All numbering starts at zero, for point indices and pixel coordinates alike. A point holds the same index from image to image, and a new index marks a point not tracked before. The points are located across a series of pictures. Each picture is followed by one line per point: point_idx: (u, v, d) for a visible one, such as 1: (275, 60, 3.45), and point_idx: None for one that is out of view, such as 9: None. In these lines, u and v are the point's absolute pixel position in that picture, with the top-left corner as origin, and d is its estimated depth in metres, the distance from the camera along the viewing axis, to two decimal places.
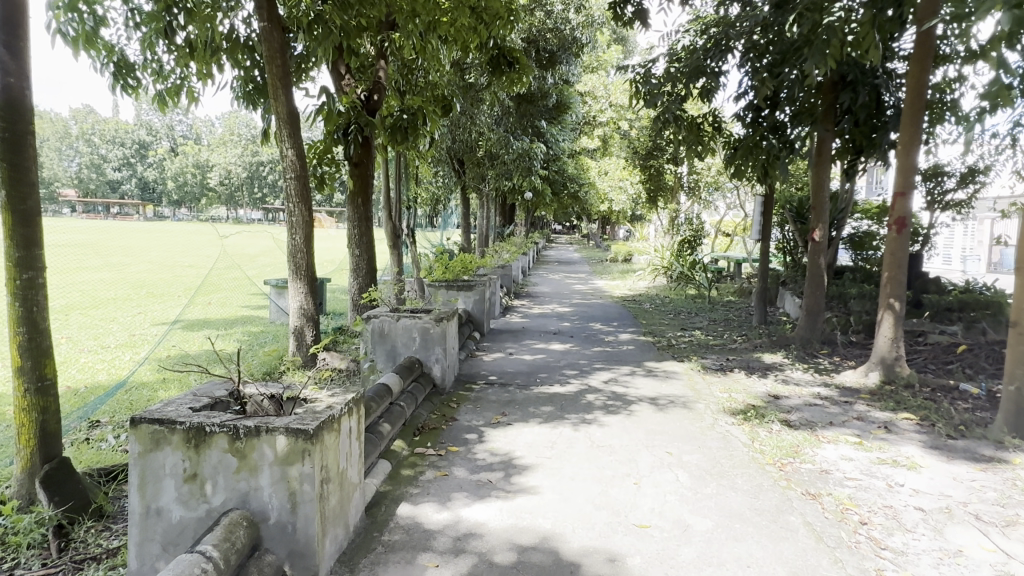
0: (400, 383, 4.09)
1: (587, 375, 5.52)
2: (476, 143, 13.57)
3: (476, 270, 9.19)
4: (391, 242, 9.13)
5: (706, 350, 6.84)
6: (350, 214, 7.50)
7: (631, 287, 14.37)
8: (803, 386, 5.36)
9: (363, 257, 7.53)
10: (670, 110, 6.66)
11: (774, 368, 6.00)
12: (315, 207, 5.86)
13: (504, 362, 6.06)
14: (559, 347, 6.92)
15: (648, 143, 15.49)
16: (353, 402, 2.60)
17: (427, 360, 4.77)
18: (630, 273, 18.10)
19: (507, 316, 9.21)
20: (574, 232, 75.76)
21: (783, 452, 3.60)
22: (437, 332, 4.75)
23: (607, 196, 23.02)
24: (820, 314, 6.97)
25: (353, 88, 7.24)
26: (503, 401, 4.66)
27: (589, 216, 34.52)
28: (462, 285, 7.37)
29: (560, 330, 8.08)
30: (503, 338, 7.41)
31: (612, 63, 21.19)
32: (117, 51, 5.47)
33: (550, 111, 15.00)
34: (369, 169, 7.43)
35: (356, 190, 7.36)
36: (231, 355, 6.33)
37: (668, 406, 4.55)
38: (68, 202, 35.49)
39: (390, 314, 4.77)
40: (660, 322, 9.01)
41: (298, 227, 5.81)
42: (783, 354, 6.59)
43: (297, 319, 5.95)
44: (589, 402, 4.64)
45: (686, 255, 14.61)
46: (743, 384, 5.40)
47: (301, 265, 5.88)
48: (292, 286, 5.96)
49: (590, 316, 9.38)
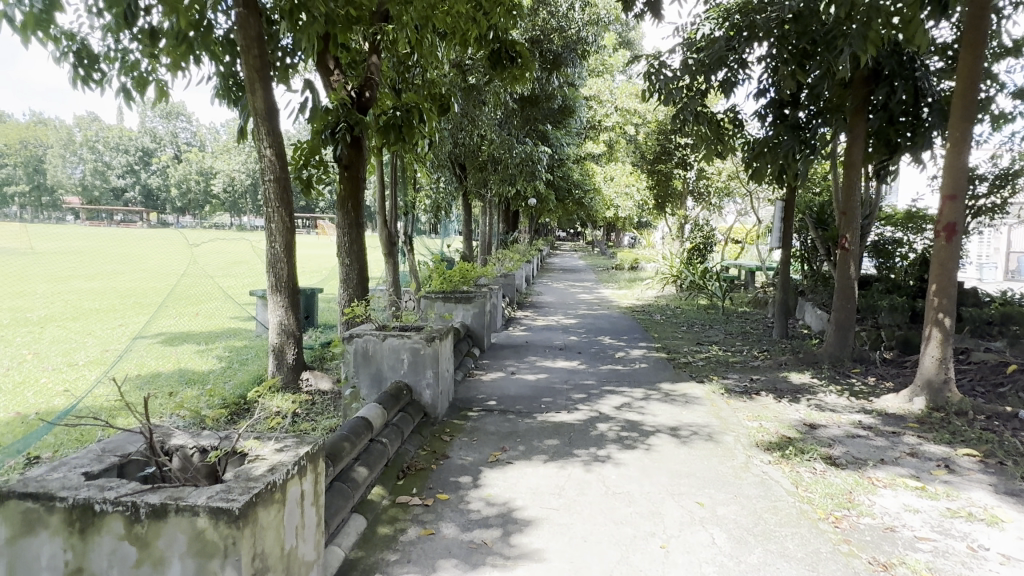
0: (384, 415, 3.53)
1: (597, 399, 4.94)
2: (479, 147, 13.03)
3: (476, 280, 8.66)
4: (387, 249, 8.60)
5: (726, 368, 6.25)
6: (340, 220, 6.96)
7: (639, 296, 13.82)
8: (841, 413, 4.79)
9: (354, 267, 7.00)
10: (688, 105, 6.10)
11: (805, 391, 5.42)
12: (296, 213, 5.31)
13: (505, 384, 5.48)
14: (565, 364, 6.34)
15: (655, 146, 15.30)
16: (309, 458, 2.04)
17: (416, 385, 4.22)
18: (638, 281, 17.53)
19: (510, 329, 8.63)
20: (578, 240, 75.25)
21: (836, 503, 3.03)
22: (428, 353, 4.20)
23: (614, 203, 22.48)
24: (851, 329, 6.43)
25: (342, 84, 6.70)
26: (503, 433, 4.09)
27: (595, 223, 34.01)
28: (461, 296, 6.83)
29: (567, 345, 7.50)
30: (505, 354, 6.84)
31: (618, 66, 20.70)
32: (77, 39, 4.95)
33: (555, 114, 14.50)
34: (360, 171, 6.90)
35: (346, 194, 6.84)
36: (206, 376, 5.78)
37: (692, 439, 3.97)
38: (70, 210, 35.26)
39: (375, 332, 4.20)
40: (674, 335, 8.44)
41: (278, 235, 5.27)
42: (812, 374, 6.00)
43: (276, 337, 5.41)
44: (602, 434, 4.07)
45: (696, 264, 14.02)
46: (773, 411, 4.81)
47: (282, 277, 5.35)
48: (271, 299, 5.41)
49: (598, 329, 8.81)
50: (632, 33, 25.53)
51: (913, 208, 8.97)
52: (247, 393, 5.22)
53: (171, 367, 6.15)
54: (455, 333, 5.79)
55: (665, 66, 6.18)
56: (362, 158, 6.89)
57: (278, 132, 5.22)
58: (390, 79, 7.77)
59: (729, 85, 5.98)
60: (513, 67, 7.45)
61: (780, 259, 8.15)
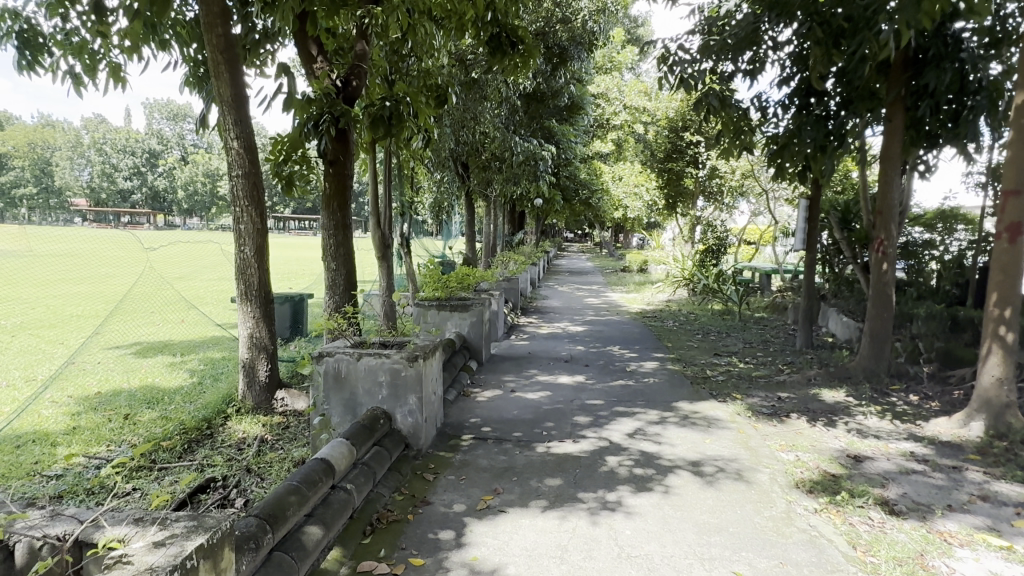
0: (351, 455, 2.94)
1: (606, 425, 4.32)
2: (482, 146, 12.51)
3: (477, 285, 8.13)
4: (380, 252, 8.07)
5: (750, 385, 5.61)
6: (324, 221, 6.34)
7: (649, 300, 13.26)
8: (887, 440, 4.17)
9: (341, 271, 6.40)
10: (709, 94, 5.46)
11: (842, 413, 4.81)
12: (269, 211, 4.73)
13: (503, 405, 4.87)
14: (571, 380, 5.73)
15: (665, 145, 15.45)
16: (203, 553, 1.45)
17: (396, 412, 3.63)
18: (648, 283, 16.95)
19: (513, 338, 8.05)
20: (585, 241, 74.60)
21: (907, 572, 2.42)
22: (410, 374, 3.60)
23: (622, 203, 21.92)
24: (887, 341, 5.79)
25: (326, 71, 6.10)
26: (497, 469, 3.49)
27: (603, 225, 33.30)
28: (457, 304, 6.23)
29: (573, 356, 6.87)
30: (505, 367, 6.26)
31: (626, 62, 20.10)
32: (19, 17, 4.39)
33: (561, 110, 13.93)
34: (347, 168, 6.31)
35: (332, 193, 6.26)
36: (173, 395, 5.23)
37: (720, 479, 3.36)
38: (76, 212, 35.20)
39: (349, 351, 3.61)
40: (689, 345, 7.80)
41: (247, 237, 4.68)
42: (847, 392, 5.38)
43: (247, 352, 4.82)
44: (613, 471, 3.46)
45: (709, 266, 13.43)
46: (809, 439, 4.18)
47: (252, 284, 4.77)
48: (241, 309, 4.83)
49: (607, 337, 8.21)
50: (640, 30, 24.94)
51: (947, 206, 8.32)
52: (211, 416, 4.63)
53: (135, 385, 5.57)
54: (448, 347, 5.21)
55: (682, 50, 5.56)
56: (349, 154, 6.30)
57: (247, 119, 4.65)
58: (382, 69, 7.20)
59: (754, 70, 5.35)
60: (515, 54, 6.89)
61: (804, 263, 7.52)
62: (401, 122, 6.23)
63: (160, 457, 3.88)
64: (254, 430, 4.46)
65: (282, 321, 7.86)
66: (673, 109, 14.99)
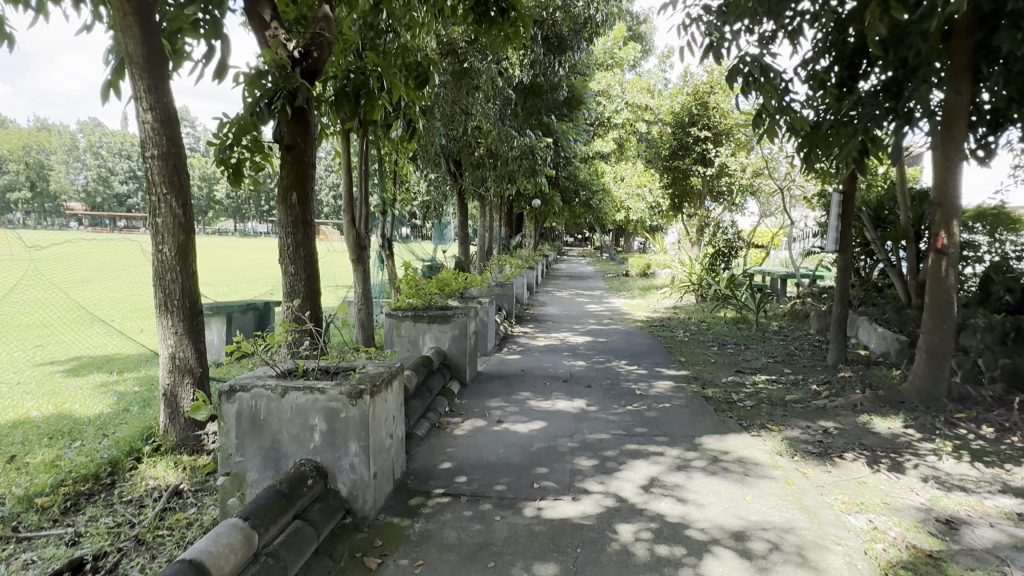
0: (246, 546, 2.01)
1: (614, 473, 3.37)
2: (475, 140, 11.66)
3: (465, 290, 7.20)
4: (355, 255, 7.15)
5: (786, 414, 4.64)
6: (281, 216, 5.39)
7: (655, 306, 12.36)
8: (980, 495, 3.22)
9: (300, 276, 5.47)
10: (740, 65, 4.51)
11: (909, 452, 3.86)
12: (193, 200, 3.80)
13: (484, 442, 3.91)
14: (569, 407, 4.77)
15: (671, 141, 15.06)
16: None
17: (333, 467, 2.69)
18: (654, 288, 16.06)
19: (505, 351, 7.12)
20: (586, 245, 73.87)
21: None
22: (352, 417, 2.66)
23: (624, 204, 21.10)
24: (946, 359, 4.87)
25: (280, 38, 5.10)
26: (468, 547, 2.55)
27: (605, 227, 32.35)
28: (436, 315, 5.28)
29: (572, 375, 5.91)
30: (493, 388, 5.33)
31: (628, 59, 19.23)
32: None
33: (560, 106, 13.02)
34: (308, 154, 5.38)
35: (289, 182, 5.31)
36: (84, 426, 4.29)
37: (779, 564, 2.42)
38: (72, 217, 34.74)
39: (271, 385, 2.67)
40: (705, 360, 6.83)
41: (165, 233, 3.74)
42: (904, 422, 4.44)
43: (167, 377, 3.87)
44: (628, 550, 2.52)
45: (719, 271, 12.53)
46: (876, 491, 3.24)
47: (171, 292, 3.81)
48: (161, 323, 3.88)
49: (612, 351, 7.27)
50: (641, 27, 24.33)
51: (996, 203, 7.35)
52: (118, 456, 3.69)
53: (46, 411, 4.63)
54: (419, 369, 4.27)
55: (706, 10, 4.62)
56: (310, 139, 5.36)
57: (167, 86, 3.71)
58: (354, 46, 6.32)
59: (793, 35, 4.43)
60: (504, 24, 5.91)
61: (838, 267, 6.59)
62: (369, 100, 5.34)
63: (26, 521, 2.93)
64: (170, 475, 3.52)
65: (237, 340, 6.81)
66: (679, 103, 14.54)
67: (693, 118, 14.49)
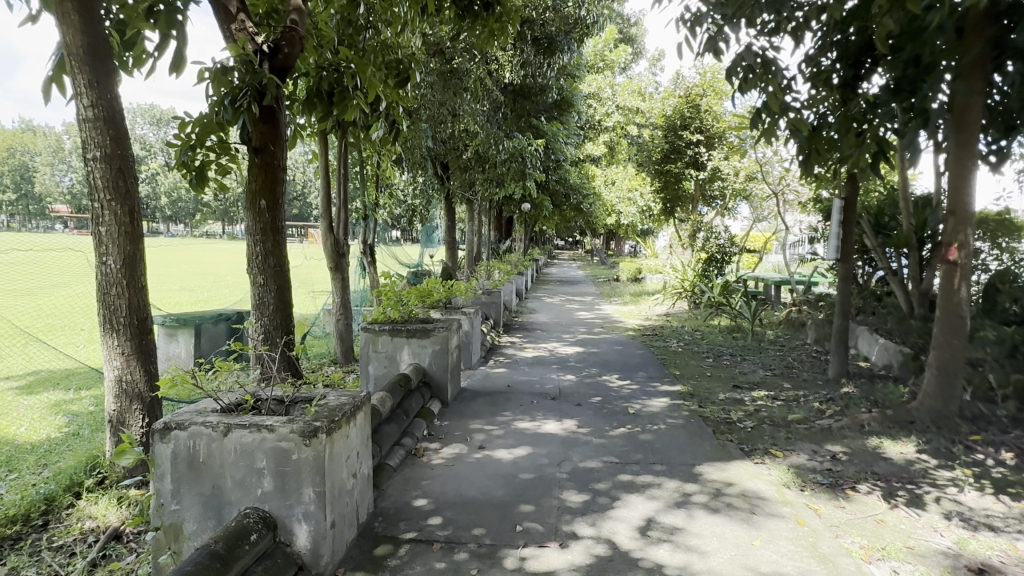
0: None
1: (606, 512, 3.03)
2: (462, 142, 11.34)
3: (449, 300, 6.86)
4: (334, 263, 6.80)
5: (790, 436, 4.32)
6: (249, 223, 5.03)
7: (647, 314, 12.10)
8: (1012, 537, 2.89)
9: (270, 287, 5.11)
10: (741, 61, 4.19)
11: (927, 483, 3.54)
12: (141, 207, 3.44)
13: (464, 473, 3.57)
14: (557, 429, 4.43)
15: (662, 144, 14.80)
16: None
17: (283, 518, 2.34)
18: (645, 294, 15.79)
19: (491, 364, 6.78)
20: (577, 248, 73.70)
21: None
22: (305, 459, 2.31)
23: (616, 208, 20.87)
24: (957, 376, 4.54)
25: (247, 32, 4.76)
26: None
27: (595, 231, 32.09)
28: (415, 329, 4.92)
29: (561, 391, 5.57)
30: (476, 407, 4.99)
31: (619, 62, 18.96)
32: None
33: (550, 109, 12.69)
34: (279, 157, 5.03)
35: (257, 187, 4.95)
36: (25, 453, 3.92)
37: None
38: (56, 220, 34.29)
39: (212, 423, 2.32)
40: (700, 373, 6.52)
41: (110, 243, 3.38)
42: (918, 446, 4.13)
43: (114, 403, 3.52)
44: None
45: (713, 277, 12.26)
46: (895, 532, 2.92)
47: (117, 309, 3.45)
48: (106, 343, 3.51)
49: (604, 363, 6.95)
50: (632, 29, 24.17)
51: (1002, 209, 7.07)
52: (56, 492, 3.32)
53: None
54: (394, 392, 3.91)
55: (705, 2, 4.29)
56: (281, 140, 5.01)
57: (113, 80, 3.36)
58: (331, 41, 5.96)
59: (797, 29, 4.12)
60: (489, 18, 5.57)
61: (840, 276, 6.29)
62: (344, 99, 5.00)
63: None
64: (112, 513, 3.14)
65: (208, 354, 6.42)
66: (671, 106, 14.40)
67: (685, 121, 14.32)
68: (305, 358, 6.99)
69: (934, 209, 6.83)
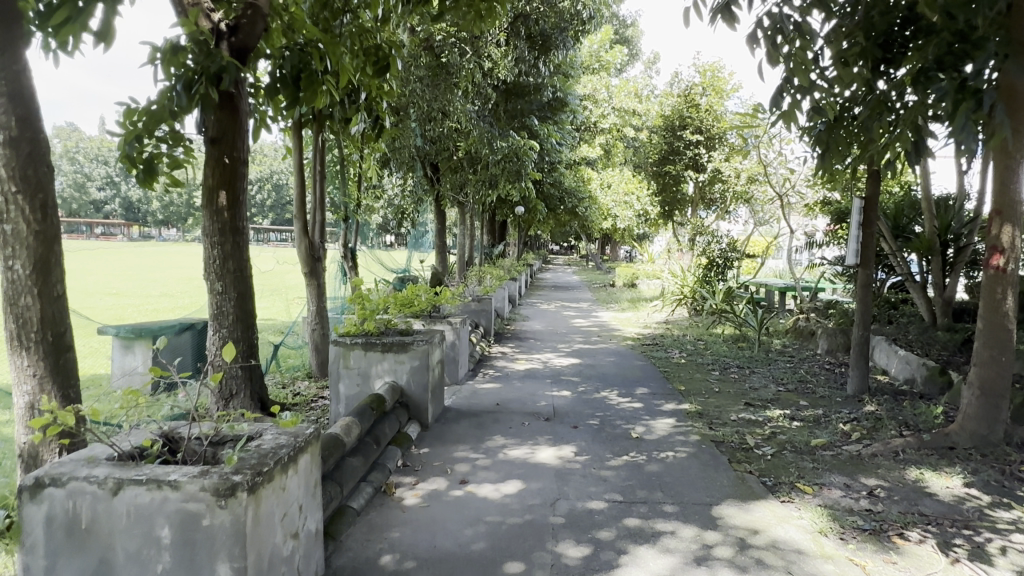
0: None
1: (610, 572, 2.49)
2: (454, 141, 10.82)
3: (434, 308, 6.32)
4: (309, 268, 6.24)
5: (817, 467, 3.79)
6: (205, 222, 4.46)
7: (645, 321, 11.59)
8: None
9: (229, 295, 4.55)
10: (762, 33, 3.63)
11: (988, 528, 3.01)
12: (52, 197, 2.75)
13: (440, 516, 3.02)
14: (551, 457, 3.88)
15: (661, 145, 14.33)
16: None
17: None
18: (643, 300, 15.29)
19: (480, 378, 6.24)
20: (573, 252, 73.33)
21: None
22: (219, 525, 1.77)
23: (612, 212, 20.40)
24: (1004, 397, 4.03)
25: (201, 5, 4.20)
26: None
27: (590, 236, 31.64)
28: (392, 343, 4.37)
29: (555, 410, 5.02)
30: (459, 430, 4.45)
31: (615, 62, 18.47)
32: None
33: (546, 109, 12.17)
34: (239, 149, 4.47)
35: (214, 181, 4.39)
36: None
37: None
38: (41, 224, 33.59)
39: (98, 477, 1.78)
40: (707, 388, 6.00)
41: (18, 243, 2.68)
42: (964, 478, 3.60)
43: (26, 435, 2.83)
44: None
45: (714, 282, 11.76)
46: None
47: (30, 323, 2.75)
48: (15, 364, 2.80)
49: (602, 377, 6.42)
50: (627, 30, 23.75)
51: None
52: None
53: None
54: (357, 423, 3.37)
55: None
56: (241, 130, 4.46)
57: (20, 48, 2.68)
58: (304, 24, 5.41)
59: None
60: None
61: (860, 282, 5.76)
62: (314, 85, 4.44)
63: None
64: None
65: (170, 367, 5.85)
66: (670, 105, 13.94)
67: (684, 121, 13.84)
68: (276, 372, 6.44)
69: (959, 211, 6.35)
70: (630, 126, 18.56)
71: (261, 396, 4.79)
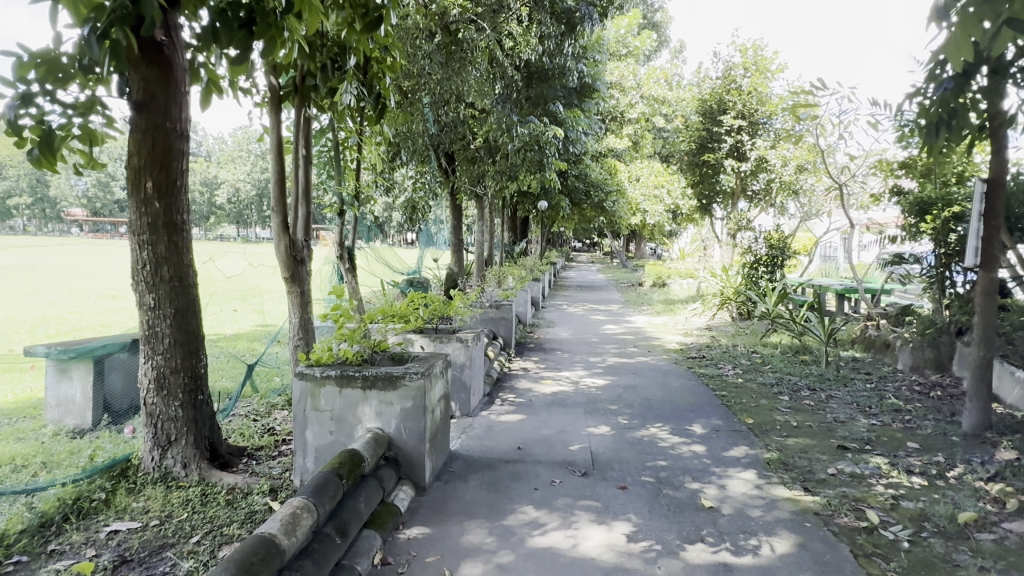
0: None
1: None
2: (468, 126, 9.60)
3: (443, 321, 5.16)
4: (289, 272, 5.11)
5: (991, 567, 2.58)
6: (130, 213, 3.34)
7: (684, 328, 10.32)
8: None
9: (162, 312, 3.45)
10: None
11: None
12: None
13: None
14: (595, 547, 2.71)
15: (698, 132, 13.01)
16: None
17: None
18: (679, 302, 14.00)
19: (498, 407, 5.07)
20: (596, 248, 72.16)
21: None
22: None
23: (641, 207, 19.08)
24: None
25: None
26: None
27: (614, 233, 30.28)
28: (375, 376, 3.22)
29: (594, 459, 3.85)
30: (468, 493, 3.30)
31: (643, 46, 17.18)
32: None
33: (572, 93, 10.93)
34: (173, 115, 3.36)
35: (141, 157, 3.29)
36: None
37: None
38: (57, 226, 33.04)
39: None
40: (782, 422, 4.78)
41: None
42: None
43: None
44: None
45: (762, 283, 10.44)
46: None
47: None
48: None
49: (647, 405, 5.21)
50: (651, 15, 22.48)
51: None
52: None
53: None
54: (300, 518, 2.25)
55: None
56: (177, 90, 3.35)
57: None
58: None
59: None
60: None
61: (983, 290, 4.49)
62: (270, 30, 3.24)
63: None
64: None
65: (119, 392, 4.82)
66: (709, 88, 12.64)
67: (724, 106, 12.52)
68: (253, 398, 5.34)
69: None
70: (660, 115, 17.32)
71: (209, 442, 3.70)
